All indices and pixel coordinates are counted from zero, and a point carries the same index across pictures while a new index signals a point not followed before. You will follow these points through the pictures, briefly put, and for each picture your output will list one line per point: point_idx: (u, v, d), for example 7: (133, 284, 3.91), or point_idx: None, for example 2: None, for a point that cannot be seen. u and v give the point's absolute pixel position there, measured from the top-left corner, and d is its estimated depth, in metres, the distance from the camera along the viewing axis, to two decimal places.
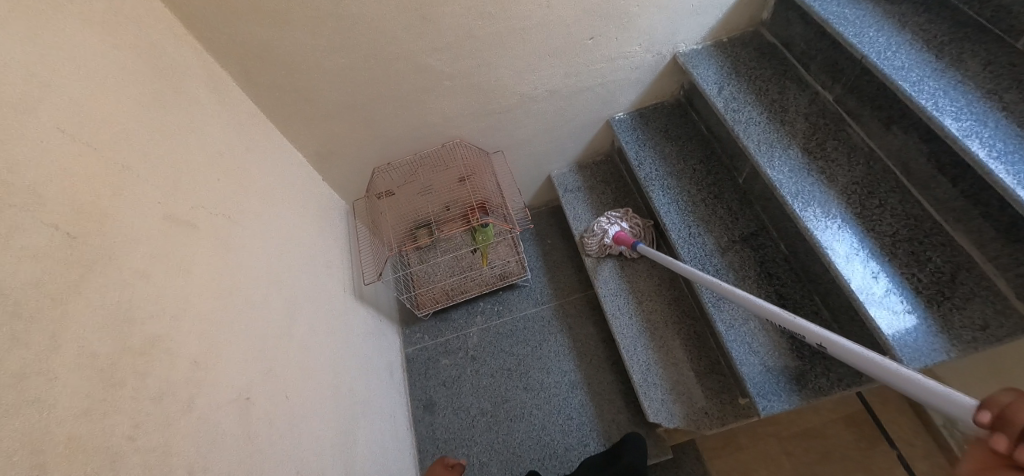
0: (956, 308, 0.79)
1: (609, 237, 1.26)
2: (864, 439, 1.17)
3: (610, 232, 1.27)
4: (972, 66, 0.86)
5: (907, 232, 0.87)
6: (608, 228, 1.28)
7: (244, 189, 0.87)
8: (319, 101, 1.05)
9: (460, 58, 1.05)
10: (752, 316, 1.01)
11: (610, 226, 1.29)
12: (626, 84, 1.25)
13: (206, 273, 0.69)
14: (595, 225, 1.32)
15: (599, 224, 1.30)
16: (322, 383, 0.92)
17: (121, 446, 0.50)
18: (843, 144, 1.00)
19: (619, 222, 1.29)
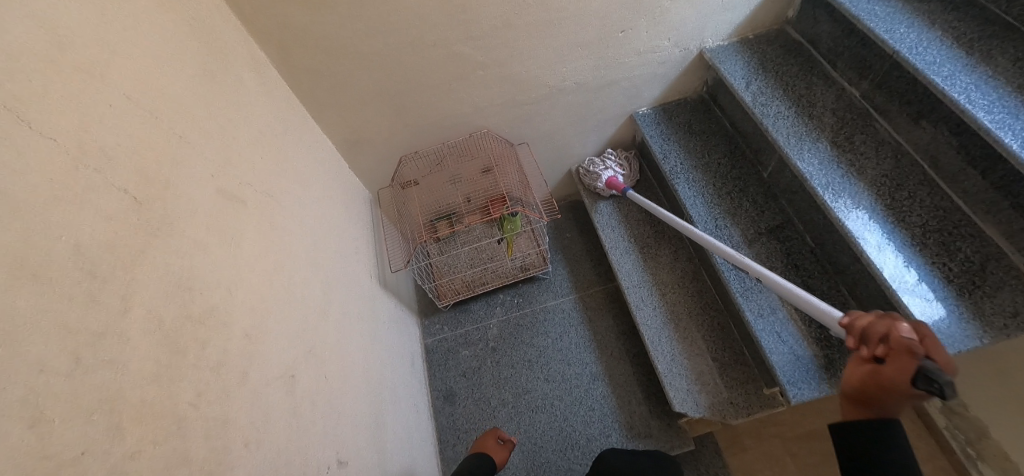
0: (987, 296, 0.80)
1: (603, 181, 1.38)
2: None
3: (604, 176, 1.38)
4: (1002, 62, 0.87)
5: (936, 223, 0.88)
6: (602, 172, 1.39)
7: (283, 171, 0.88)
8: (352, 87, 1.07)
9: (492, 48, 1.07)
10: (780, 306, 1.02)
11: (605, 169, 1.39)
12: (652, 79, 1.26)
13: (252, 249, 0.71)
14: (591, 165, 1.41)
15: (595, 167, 1.40)
16: (354, 365, 0.93)
17: (186, 411, 0.51)
18: (872, 138, 1.01)
19: (614, 167, 1.39)
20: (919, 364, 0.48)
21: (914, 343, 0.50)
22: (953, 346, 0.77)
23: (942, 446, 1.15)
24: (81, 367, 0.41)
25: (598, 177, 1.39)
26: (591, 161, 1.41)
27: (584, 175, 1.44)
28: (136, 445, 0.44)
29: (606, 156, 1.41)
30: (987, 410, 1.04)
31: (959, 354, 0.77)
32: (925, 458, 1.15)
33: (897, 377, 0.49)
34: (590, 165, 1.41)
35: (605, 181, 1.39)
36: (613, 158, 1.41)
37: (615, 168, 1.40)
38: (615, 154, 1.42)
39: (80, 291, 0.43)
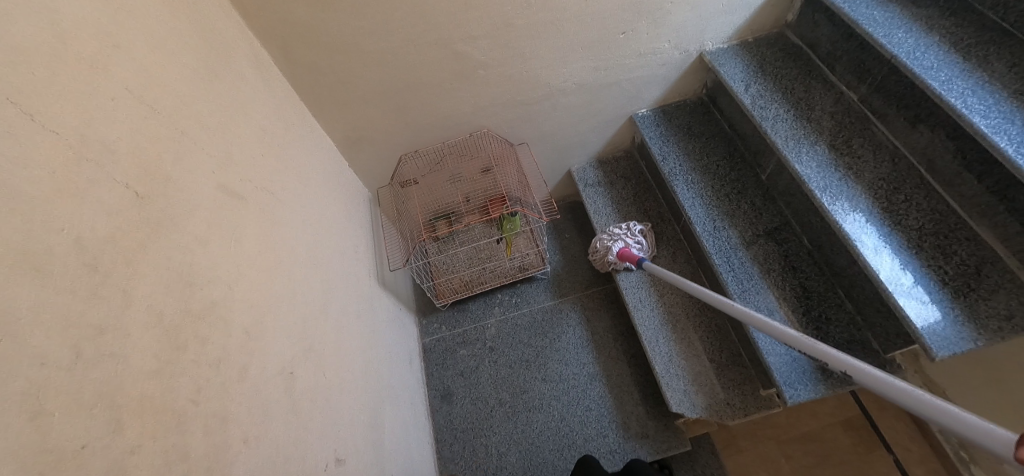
0: (981, 299, 0.81)
1: (614, 254, 1.29)
2: (862, 444, 1.19)
3: (615, 250, 1.29)
4: (998, 67, 0.88)
5: (932, 226, 0.89)
6: (611, 245, 1.31)
7: (284, 168, 0.88)
8: (352, 85, 1.07)
9: (493, 48, 1.07)
10: (779, 307, 1.02)
11: (616, 243, 1.30)
12: (652, 81, 1.27)
13: (252, 245, 0.71)
14: (600, 242, 1.35)
15: (603, 242, 1.33)
16: (352, 363, 0.93)
17: (185, 407, 0.51)
18: (869, 141, 1.02)
19: (624, 238, 1.30)
20: None
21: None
22: (948, 348, 0.78)
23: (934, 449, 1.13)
24: (82, 360, 0.41)
25: (609, 251, 1.30)
26: (603, 237, 1.34)
27: (598, 254, 1.35)
28: (136, 440, 0.44)
29: (615, 231, 1.33)
30: (976, 413, 1.04)
31: (954, 356, 0.78)
32: (917, 460, 1.13)
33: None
34: (599, 242, 1.35)
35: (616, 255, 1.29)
36: (627, 231, 1.31)
37: (629, 241, 1.29)
38: (627, 228, 1.32)
39: (83, 284, 0.43)
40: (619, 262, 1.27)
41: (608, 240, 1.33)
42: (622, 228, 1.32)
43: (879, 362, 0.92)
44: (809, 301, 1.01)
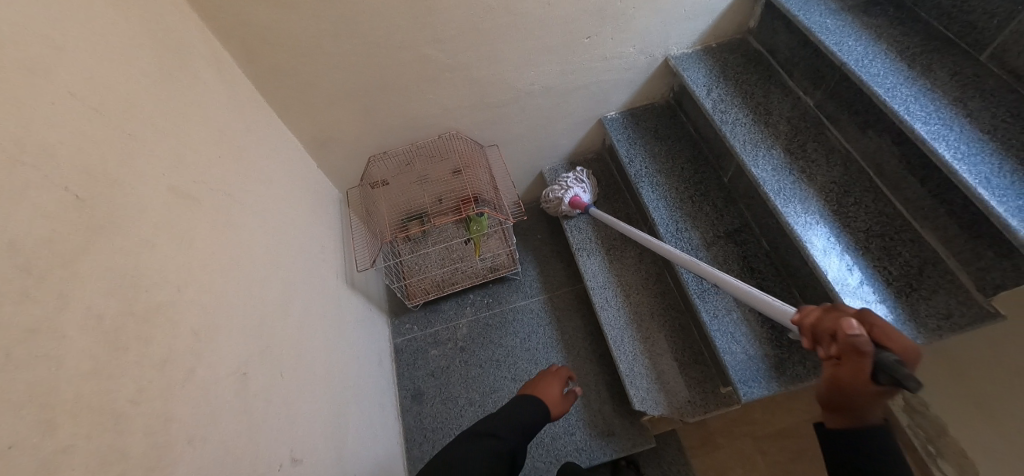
0: (923, 298, 0.85)
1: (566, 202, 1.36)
2: None
3: (566, 198, 1.37)
4: (941, 75, 0.92)
5: (879, 228, 0.93)
6: (563, 195, 1.38)
7: (244, 170, 0.88)
8: (319, 87, 1.07)
9: (460, 51, 1.08)
10: (735, 306, 1.05)
11: (566, 191, 1.37)
12: (619, 84, 1.29)
13: (206, 247, 0.71)
14: (550, 192, 1.41)
15: (554, 193, 1.39)
16: (314, 364, 0.93)
17: (125, 409, 0.51)
18: (823, 146, 1.05)
19: (574, 186, 1.37)
20: (869, 363, 0.47)
21: (862, 336, 0.47)
22: None
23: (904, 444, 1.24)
24: (12, 362, 0.41)
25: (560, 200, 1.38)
26: (553, 188, 1.40)
27: (550, 201, 1.42)
28: (68, 441, 0.44)
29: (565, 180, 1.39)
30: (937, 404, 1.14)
31: None
32: None
33: (856, 380, 0.48)
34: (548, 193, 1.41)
35: (568, 203, 1.37)
36: (574, 178, 1.39)
37: (578, 188, 1.37)
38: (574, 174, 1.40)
39: (12, 286, 0.43)
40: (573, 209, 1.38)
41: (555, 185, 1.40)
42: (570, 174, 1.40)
43: None
44: None
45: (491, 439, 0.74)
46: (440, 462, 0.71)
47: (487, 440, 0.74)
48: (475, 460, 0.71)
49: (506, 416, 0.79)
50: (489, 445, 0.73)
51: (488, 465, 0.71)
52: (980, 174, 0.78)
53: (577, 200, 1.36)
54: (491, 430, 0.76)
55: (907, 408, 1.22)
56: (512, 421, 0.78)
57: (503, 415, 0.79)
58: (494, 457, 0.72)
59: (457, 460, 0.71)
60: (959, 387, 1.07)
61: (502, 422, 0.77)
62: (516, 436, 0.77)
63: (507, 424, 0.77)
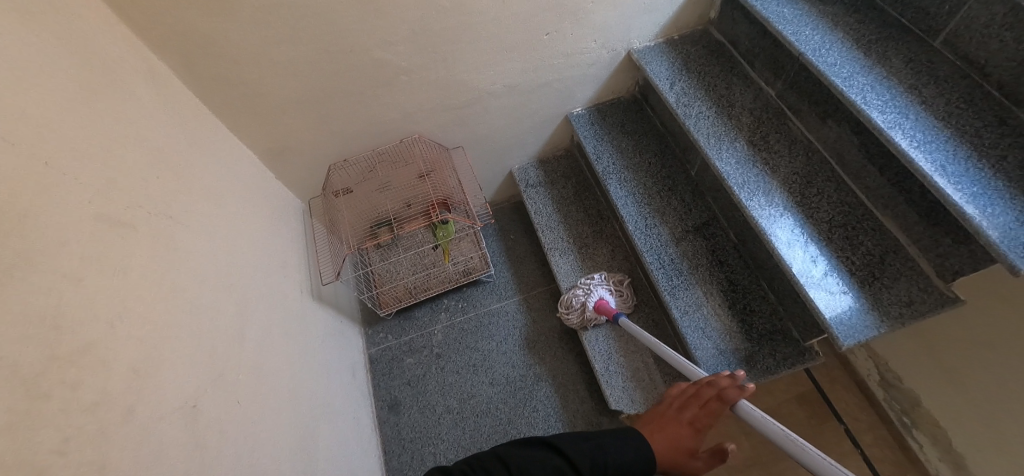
0: (885, 287, 0.85)
1: (591, 308, 1.19)
2: None
3: (592, 304, 1.19)
4: (895, 63, 0.92)
5: (841, 218, 0.93)
6: (587, 299, 1.20)
7: (188, 188, 0.84)
8: (269, 96, 1.02)
9: (417, 52, 1.05)
10: (706, 302, 1.05)
11: (590, 296, 1.20)
12: (583, 81, 1.27)
13: (143, 275, 0.67)
14: (572, 297, 1.24)
15: (576, 297, 1.22)
16: (277, 386, 0.90)
17: (50, 460, 0.47)
18: (785, 137, 1.05)
19: (599, 288, 1.21)
20: None
21: None
22: (853, 337, 0.81)
23: (881, 418, 1.30)
24: None
25: (584, 304, 1.20)
26: (575, 293, 1.23)
27: (571, 308, 1.24)
28: None
29: (587, 283, 1.23)
30: (911, 380, 1.18)
31: (859, 344, 0.81)
32: (866, 429, 1.30)
33: None
34: (569, 297, 1.24)
35: (594, 309, 1.19)
36: (600, 281, 1.23)
37: (605, 292, 1.20)
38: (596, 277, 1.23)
39: None
40: (599, 315, 1.18)
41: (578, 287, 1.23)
42: (597, 276, 1.23)
43: (798, 351, 0.96)
44: (734, 294, 1.05)
45: (559, 462, 0.56)
46: (499, 460, 0.56)
47: (555, 459, 0.56)
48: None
49: (598, 446, 0.58)
50: (557, 469, 0.55)
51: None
52: (935, 161, 0.79)
53: (603, 303, 1.17)
54: (569, 456, 0.56)
55: (884, 384, 1.27)
56: (601, 455, 0.57)
57: (595, 440, 0.59)
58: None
59: (515, 467, 0.55)
60: (932, 363, 1.11)
61: (585, 449, 0.58)
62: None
63: (591, 455, 0.57)
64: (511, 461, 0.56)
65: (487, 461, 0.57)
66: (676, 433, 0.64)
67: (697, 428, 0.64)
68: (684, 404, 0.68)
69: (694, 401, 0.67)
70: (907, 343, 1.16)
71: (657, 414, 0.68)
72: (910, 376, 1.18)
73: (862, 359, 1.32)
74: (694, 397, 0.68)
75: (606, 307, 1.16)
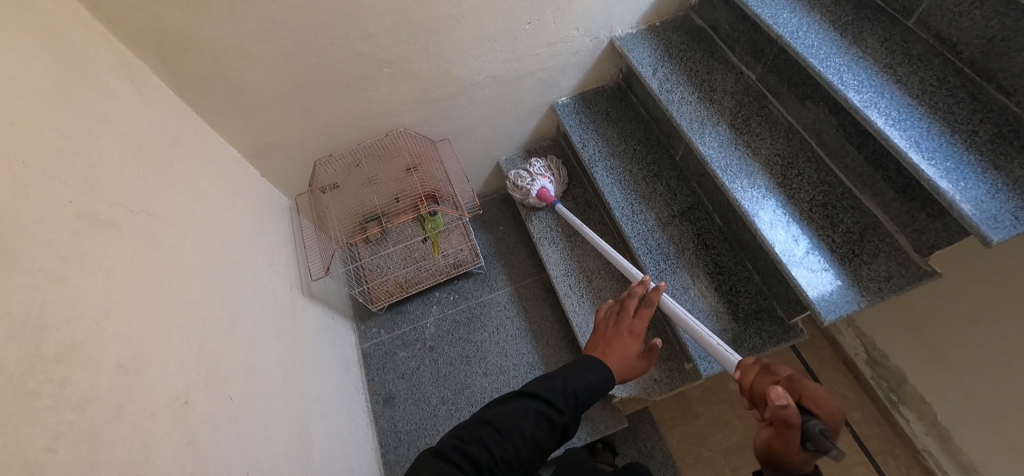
0: (865, 263, 0.87)
1: (534, 195, 1.35)
2: None
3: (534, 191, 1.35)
4: (871, 43, 0.94)
5: (822, 197, 0.95)
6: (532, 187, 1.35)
7: (172, 186, 0.83)
8: (250, 93, 1.02)
9: (398, 44, 1.05)
10: (693, 284, 1.06)
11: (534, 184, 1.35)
12: (566, 69, 1.28)
13: (129, 273, 0.67)
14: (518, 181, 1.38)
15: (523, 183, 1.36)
16: (270, 385, 0.90)
17: (41, 458, 0.46)
18: (766, 120, 1.07)
19: (542, 178, 1.36)
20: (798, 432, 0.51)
21: (790, 406, 0.50)
22: (835, 311, 0.83)
23: (869, 394, 1.33)
24: None
25: (528, 190, 1.35)
26: (520, 178, 1.37)
27: (516, 191, 1.39)
28: None
29: (532, 171, 1.37)
30: (895, 353, 1.22)
31: (841, 318, 0.83)
32: (855, 405, 1.33)
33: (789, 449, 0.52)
34: (517, 180, 1.37)
35: (536, 196, 1.35)
36: (540, 168, 1.37)
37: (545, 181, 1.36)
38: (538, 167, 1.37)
39: None
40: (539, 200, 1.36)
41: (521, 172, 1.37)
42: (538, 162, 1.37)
43: (784, 329, 0.98)
44: (721, 276, 1.07)
45: (535, 402, 0.64)
46: (483, 423, 0.63)
47: (533, 402, 0.65)
48: (518, 427, 0.61)
49: (564, 382, 0.67)
50: (539, 409, 0.64)
51: (532, 436, 0.61)
52: (910, 138, 0.80)
53: (544, 192, 1.34)
54: (541, 394, 0.65)
55: (871, 362, 1.31)
56: (570, 389, 0.67)
57: (560, 378, 0.68)
58: (542, 427, 0.63)
59: (501, 426, 0.62)
60: (915, 337, 1.15)
61: (557, 389, 0.66)
62: (572, 411, 0.66)
63: (561, 391, 0.66)
64: (494, 420, 0.63)
65: (477, 428, 0.63)
66: (622, 347, 0.76)
67: (636, 334, 0.78)
68: (619, 318, 0.81)
69: (626, 312, 0.80)
70: (889, 319, 1.20)
71: (602, 336, 0.80)
72: (893, 349, 1.22)
73: (849, 337, 1.35)
74: (624, 310, 0.81)
75: (547, 195, 1.33)
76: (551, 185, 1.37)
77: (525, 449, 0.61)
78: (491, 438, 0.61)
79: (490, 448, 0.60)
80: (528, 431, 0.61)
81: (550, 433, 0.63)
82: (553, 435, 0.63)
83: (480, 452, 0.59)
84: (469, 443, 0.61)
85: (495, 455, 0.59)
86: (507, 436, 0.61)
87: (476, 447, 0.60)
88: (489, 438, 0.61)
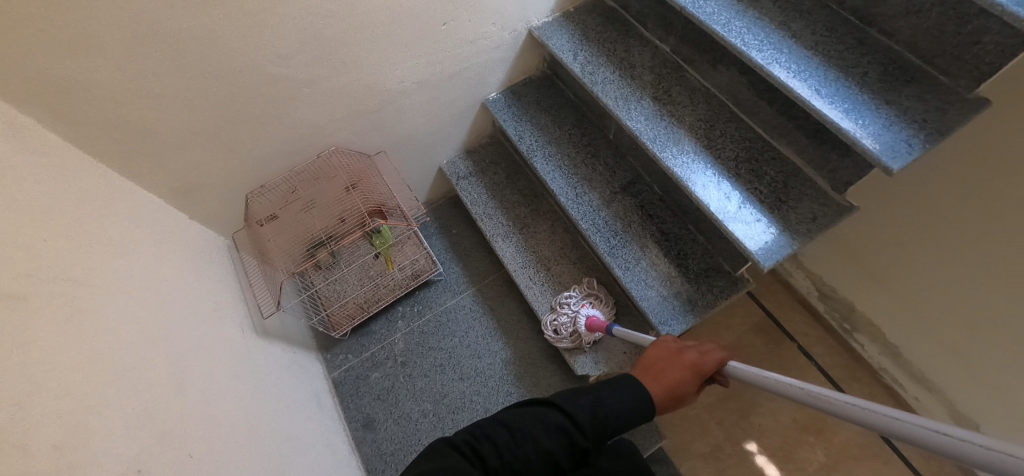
0: (792, 207, 0.93)
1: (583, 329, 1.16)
2: (770, 341, 1.47)
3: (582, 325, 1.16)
4: (765, 3, 1.01)
5: (745, 153, 1.00)
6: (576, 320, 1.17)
7: (89, 246, 0.77)
8: (162, 134, 0.95)
9: (313, 62, 1.02)
10: (644, 254, 1.10)
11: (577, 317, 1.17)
12: (491, 64, 1.28)
13: (52, 345, 0.61)
14: (559, 323, 1.19)
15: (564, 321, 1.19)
16: (236, 436, 0.86)
17: None
18: (685, 87, 1.12)
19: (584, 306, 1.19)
20: None
21: None
22: (772, 257, 0.88)
23: (825, 327, 1.46)
24: None
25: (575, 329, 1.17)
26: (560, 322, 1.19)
27: (564, 339, 1.20)
28: None
29: (568, 308, 1.20)
30: (838, 283, 1.33)
31: (779, 263, 0.89)
32: (814, 340, 1.45)
33: None
34: (559, 323, 1.19)
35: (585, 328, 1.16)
36: (577, 299, 1.21)
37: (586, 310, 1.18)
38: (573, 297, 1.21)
39: None
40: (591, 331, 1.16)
41: (559, 308, 1.21)
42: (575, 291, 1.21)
43: (732, 282, 1.04)
44: (669, 242, 1.11)
45: (560, 418, 0.63)
46: (499, 423, 0.63)
47: (556, 416, 0.64)
48: (534, 438, 0.61)
49: (595, 401, 0.65)
50: (560, 423, 0.63)
51: (546, 450, 0.60)
52: (812, 87, 0.86)
53: (592, 319, 1.15)
54: (568, 411, 0.64)
55: (824, 298, 1.42)
56: (598, 409, 0.65)
57: (593, 396, 0.66)
58: (561, 444, 0.62)
59: (518, 430, 0.61)
60: (853, 267, 1.25)
61: (584, 405, 0.65)
62: (595, 435, 0.63)
63: (589, 411, 0.64)
64: (512, 424, 0.62)
65: (491, 427, 0.62)
66: (675, 375, 0.72)
67: (693, 370, 0.73)
68: (677, 351, 0.76)
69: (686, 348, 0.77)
70: (828, 255, 1.31)
71: (657, 358, 0.76)
72: (836, 279, 1.33)
73: (800, 278, 1.47)
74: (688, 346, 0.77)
75: (598, 323, 1.14)
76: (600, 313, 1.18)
77: (535, 458, 0.60)
78: (503, 440, 0.60)
79: (500, 449, 0.59)
80: (544, 443, 0.61)
81: (567, 452, 0.62)
82: (569, 452, 0.62)
83: (490, 454, 0.59)
84: (481, 442, 0.60)
85: (504, 459, 0.59)
86: (521, 443, 0.60)
87: (486, 447, 0.59)
88: (501, 441, 0.60)
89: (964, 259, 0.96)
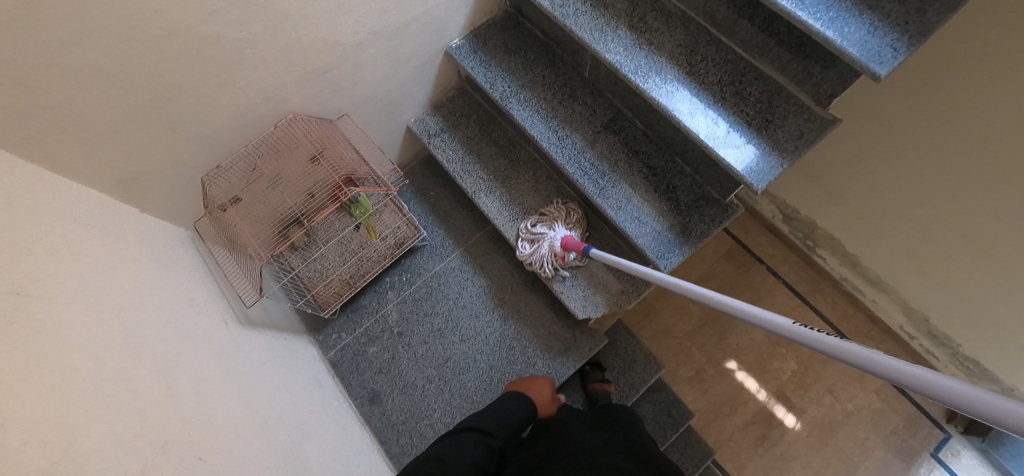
0: (779, 126, 0.92)
1: (560, 249, 1.16)
2: (741, 266, 1.54)
3: (555, 248, 1.17)
4: None
5: (728, 76, 0.98)
6: (548, 245, 1.18)
7: (44, 253, 0.68)
8: (91, 118, 0.83)
9: (253, 18, 0.90)
10: (634, 192, 1.08)
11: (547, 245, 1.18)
12: (451, 7, 1.18)
13: (25, 365, 0.53)
14: (534, 256, 1.20)
15: (537, 253, 1.19)
16: (239, 430, 0.82)
17: None
18: (660, 13, 1.07)
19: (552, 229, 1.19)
20: None
21: None
22: (764, 179, 0.88)
23: (790, 246, 1.52)
24: None
25: (552, 252, 1.18)
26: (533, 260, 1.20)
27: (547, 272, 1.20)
28: None
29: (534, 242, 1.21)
30: (800, 203, 1.37)
31: (770, 184, 0.88)
32: (780, 260, 1.52)
33: None
34: (534, 257, 1.20)
35: (561, 249, 1.17)
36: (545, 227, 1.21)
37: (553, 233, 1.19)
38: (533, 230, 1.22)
39: None
40: (568, 252, 1.16)
41: (563, 266, 1.20)
42: (528, 251, 1.20)
43: (722, 209, 1.04)
44: (656, 177, 1.09)
45: (475, 432, 0.81)
46: (429, 459, 0.72)
47: (472, 432, 0.81)
48: (462, 454, 0.75)
49: (491, 414, 0.87)
50: (477, 436, 0.80)
51: (475, 459, 0.75)
52: None
53: (566, 238, 1.16)
54: (477, 425, 0.83)
55: (788, 220, 1.46)
56: (495, 420, 0.86)
57: (488, 414, 0.87)
58: (482, 450, 0.78)
59: (448, 455, 0.72)
60: (812, 185, 1.28)
61: (486, 420, 0.85)
62: (500, 434, 0.85)
63: (489, 421, 0.85)
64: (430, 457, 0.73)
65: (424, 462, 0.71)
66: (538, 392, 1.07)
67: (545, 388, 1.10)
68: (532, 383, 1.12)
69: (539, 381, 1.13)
70: (790, 176, 1.33)
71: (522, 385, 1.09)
72: (797, 199, 1.36)
73: (763, 203, 1.50)
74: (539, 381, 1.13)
75: (573, 241, 1.14)
76: (572, 232, 1.20)
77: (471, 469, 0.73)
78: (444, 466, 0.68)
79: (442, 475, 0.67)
80: (472, 454, 0.75)
81: (488, 454, 0.79)
82: (491, 458, 0.79)
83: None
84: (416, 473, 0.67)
85: None
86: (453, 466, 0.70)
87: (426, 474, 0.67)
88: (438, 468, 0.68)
89: (925, 170, 0.98)
